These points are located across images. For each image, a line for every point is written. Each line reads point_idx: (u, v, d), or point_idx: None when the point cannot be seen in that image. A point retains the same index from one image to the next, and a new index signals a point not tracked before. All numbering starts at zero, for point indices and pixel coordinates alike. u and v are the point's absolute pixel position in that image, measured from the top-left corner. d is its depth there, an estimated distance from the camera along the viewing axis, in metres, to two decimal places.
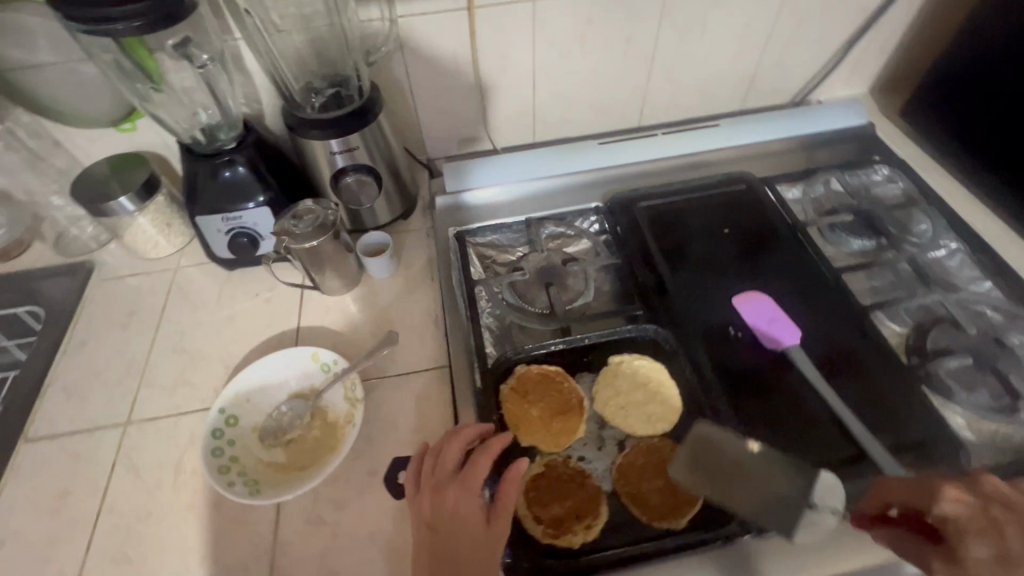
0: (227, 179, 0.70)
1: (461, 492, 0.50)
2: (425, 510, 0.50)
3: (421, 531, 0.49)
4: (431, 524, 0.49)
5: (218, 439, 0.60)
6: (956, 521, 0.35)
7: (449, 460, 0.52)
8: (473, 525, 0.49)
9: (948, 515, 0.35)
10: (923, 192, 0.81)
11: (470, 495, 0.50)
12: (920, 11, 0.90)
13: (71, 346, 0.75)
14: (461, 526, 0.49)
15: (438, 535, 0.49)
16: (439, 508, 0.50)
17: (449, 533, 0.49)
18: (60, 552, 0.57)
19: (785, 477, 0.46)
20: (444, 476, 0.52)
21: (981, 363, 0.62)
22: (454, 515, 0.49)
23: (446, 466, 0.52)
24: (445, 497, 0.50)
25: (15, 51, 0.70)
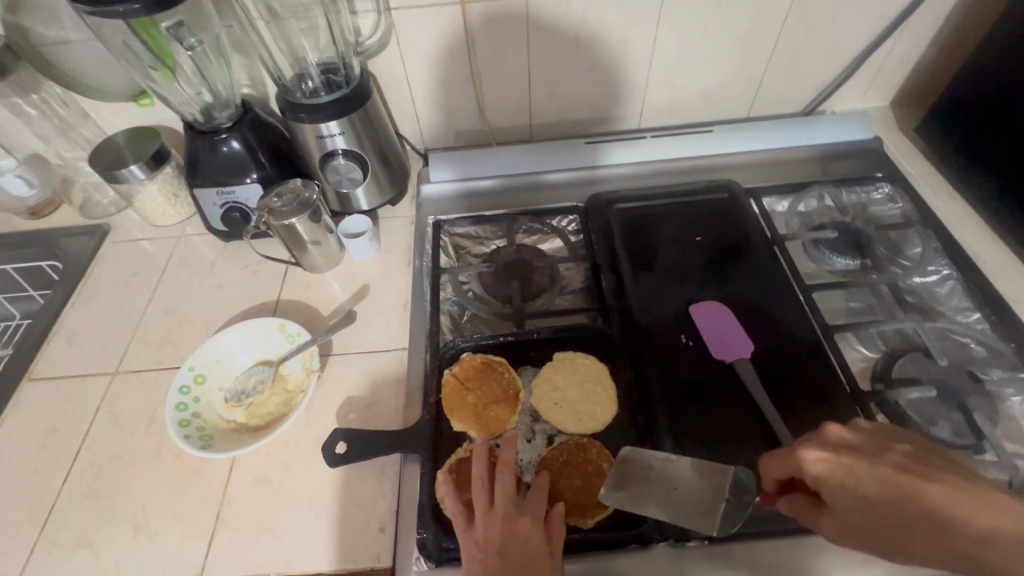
0: (224, 155, 0.75)
1: (528, 520, 0.49)
2: (493, 537, 0.48)
3: (490, 558, 0.46)
4: (501, 549, 0.47)
5: (184, 395, 0.65)
6: (828, 480, 0.42)
7: (507, 485, 0.50)
8: (540, 556, 0.47)
9: (820, 475, 0.42)
10: (923, 214, 0.77)
11: (537, 524, 0.49)
12: (944, 22, 0.85)
13: (80, 299, 0.82)
14: (532, 556, 0.47)
15: (511, 563, 0.46)
16: (509, 535, 0.48)
17: (520, 562, 0.46)
18: (42, 480, 0.64)
19: (702, 482, 0.51)
20: (506, 502, 0.50)
21: (948, 397, 0.58)
22: (524, 543, 0.47)
23: (504, 491, 0.50)
24: (514, 523, 0.48)
25: (46, 30, 0.77)
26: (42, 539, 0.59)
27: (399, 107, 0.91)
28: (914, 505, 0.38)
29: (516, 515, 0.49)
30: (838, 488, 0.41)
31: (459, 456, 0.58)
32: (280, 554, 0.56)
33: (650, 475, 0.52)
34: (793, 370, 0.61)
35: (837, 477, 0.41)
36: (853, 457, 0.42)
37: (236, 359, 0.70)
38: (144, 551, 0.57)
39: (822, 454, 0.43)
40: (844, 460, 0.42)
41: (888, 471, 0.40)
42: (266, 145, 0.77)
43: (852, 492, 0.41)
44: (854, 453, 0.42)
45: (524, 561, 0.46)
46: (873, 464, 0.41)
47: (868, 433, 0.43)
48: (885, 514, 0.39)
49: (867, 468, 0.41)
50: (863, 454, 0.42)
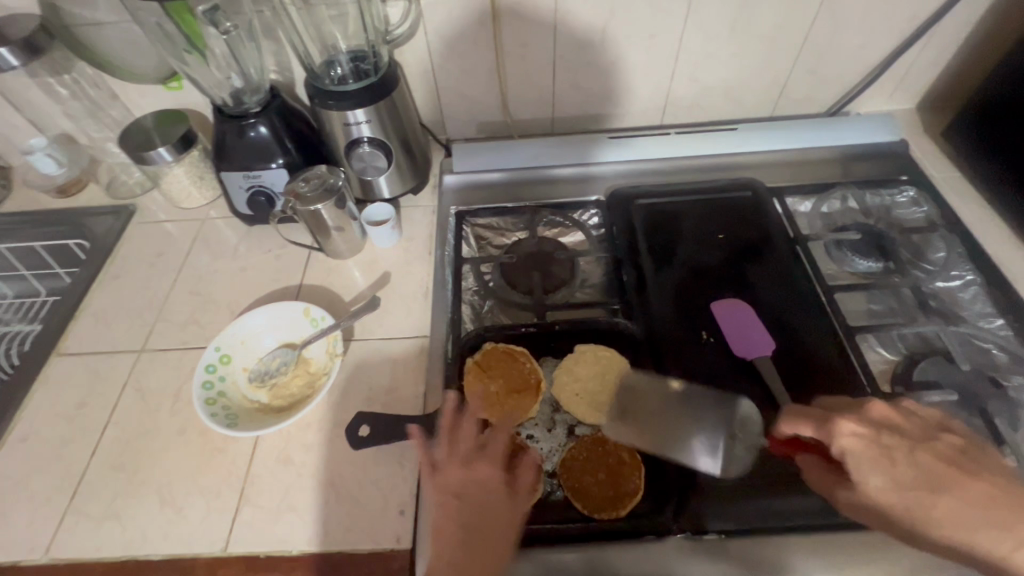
0: (252, 139, 0.75)
1: (488, 464, 0.50)
2: (451, 481, 0.49)
3: (450, 502, 0.47)
4: (458, 492, 0.48)
5: (210, 374, 0.66)
6: (855, 454, 0.43)
7: (470, 432, 0.52)
8: (497, 497, 0.48)
9: (848, 448, 0.43)
10: (948, 218, 0.76)
11: (497, 468, 0.50)
12: (976, 24, 0.84)
13: (107, 278, 0.84)
14: (490, 497, 0.48)
15: (466, 504, 0.47)
16: (469, 479, 0.49)
17: (477, 503, 0.47)
18: (70, 453, 0.65)
19: (701, 411, 0.57)
20: (469, 448, 0.51)
21: (968, 401, 0.58)
22: (483, 485, 0.49)
23: (467, 438, 0.52)
24: (475, 467, 0.50)
25: (79, 10, 0.78)
26: (71, 509, 0.61)
27: (424, 96, 0.91)
28: (945, 494, 0.40)
29: (477, 461, 0.50)
30: (871, 463, 0.42)
31: None
32: (303, 531, 0.57)
33: (665, 422, 0.57)
34: (813, 370, 0.61)
35: (869, 453, 0.43)
36: (890, 439, 0.43)
37: (261, 340, 0.71)
38: (170, 524, 0.59)
39: (859, 427, 0.44)
40: (881, 439, 0.43)
41: (928, 460, 0.41)
42: (293, 131, 0.78)
43: (881, 469, 0.42)
44: (894, 435, 0.44)
45: (481, 502, 0.47)
46: (911, 451, 0.42)
47: (911, 419, 0.45)
48: (909, 493, 0.41)
49: (904, 451, 0.42)
50: (902, 437, 0.43)
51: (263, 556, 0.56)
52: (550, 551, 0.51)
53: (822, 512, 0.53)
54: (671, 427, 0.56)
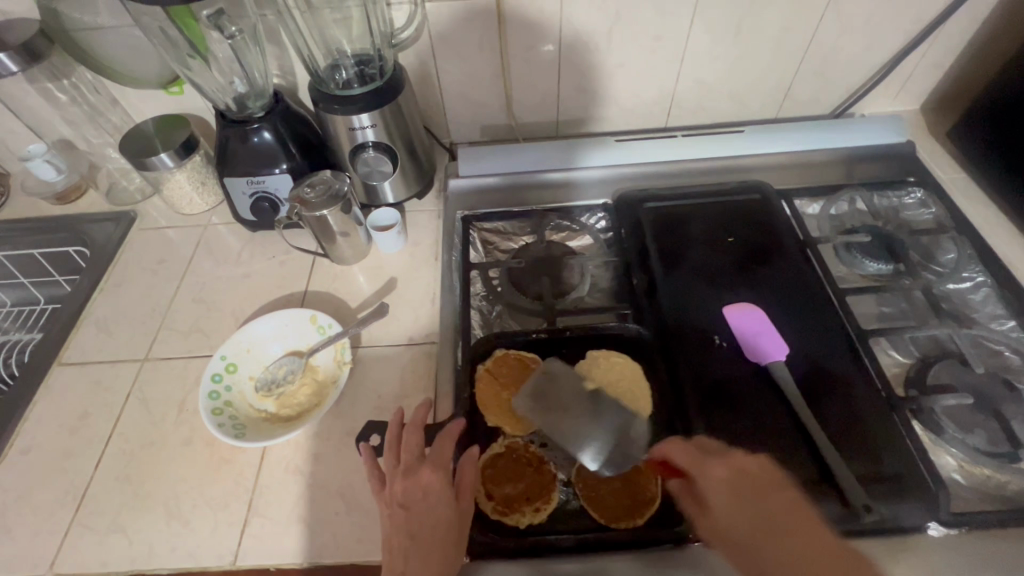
0: (255, 145, 0.75)
1: (428, 471, 0.51)
2: (397, 493, 0.50)
3: (395, 513, 0.49)
4: (404, 503, 0.49)
5: (216, 383, 0.65)
6: (716, 491, 0.47)
7: (413, 443, 0.53)
8: (440, 502, 0.49)
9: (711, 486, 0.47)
10: (956, 219, 0.76)
11: (437, 474, 0.50)
12: (981, 25, 0.84)
13: (108, 286, 0.82)
14: (432, 502, 0.49)
15: (408, 515, 0.48)
16: (410, 488, 0.50)
17: (421, 511, 0.48)
18: (74, 465, 0.64)
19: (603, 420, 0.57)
20: (411, 459, 0.52)
21: (983, 405, 0.58)
22: (424, 492, 0.49)
23: (410, 449, 0.53)
24: (415, 476, 0.50)
25: (79, 14, 0.77)
26: (75, 523, 0.60)
27: (428, 100, 0.91)
28: (783, 535, 0.43)
29: (419, 468, 0.51)
30: (727, 503, 0.46)
31: (493, 452, 0.57)
32: (312, 543, 0.56)
33: (569, 408, 0.57)
34: (827, 374, 0.60)
35: (729, 490, 0.46)
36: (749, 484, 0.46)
37: (267, 348, 0.70)
38: (176, 538, 0.58)
39: (726, 469, 0.47)
40: (743, 483, 0.46)
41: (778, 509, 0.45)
42: (297, 136, 0.77)
43: (735, 505, 0.45)
44: (755, 482, 0.47)
45: (422, 509, 0.48)
46: (764, 498, 0.45)
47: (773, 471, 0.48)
48: (756, 530, 0.44)
49: (766, 495, 0.46)
50: (761, 484, 0.46)
51: (273, 569, 0.55)
52: (566, 561, 0.51)
53: (843, 519, 0.51)
54: (577, 411, 0.57)
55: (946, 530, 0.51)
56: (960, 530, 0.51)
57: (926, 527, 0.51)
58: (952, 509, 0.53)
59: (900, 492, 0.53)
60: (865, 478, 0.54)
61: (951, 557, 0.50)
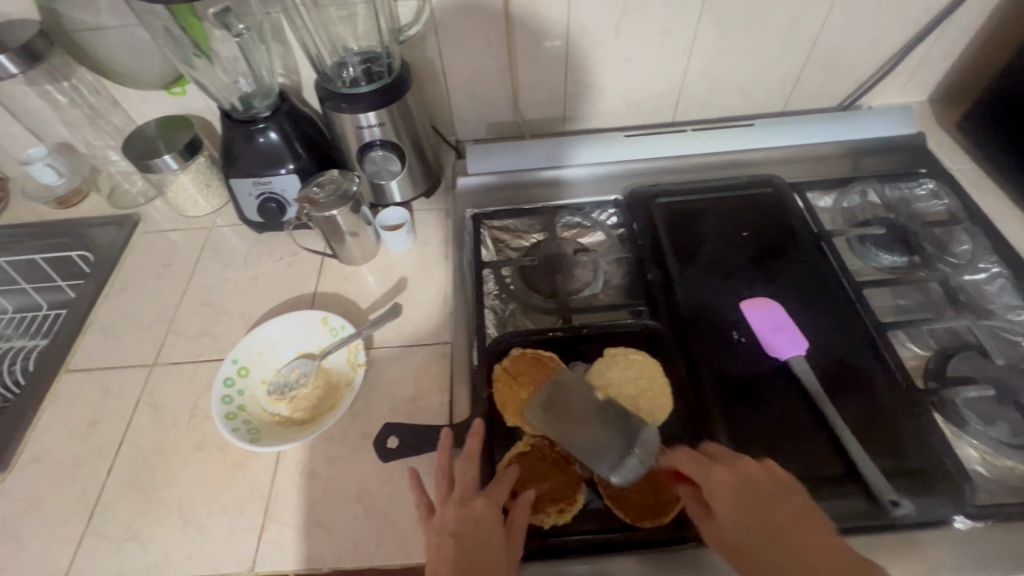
0: (261, 145, 0.74)
1: (485, 505, 0.49)
2: (448, 520, 0.48)
3: (445, 542, 0.46)
4: (456, 533, 0.47)
5: (228, 388, 0.64)
6: (722, 498, 0.46)
7: (469, 472, 0.51)
8: (493, 539, 0.47)
9: (717, 492, 0.47)
10: (969, 210, 0.76)
11: (493, 509, 0.49)
12: (989, 15, 0.84)
13: (113, 290, 0.81)
14: (486, 538, 0.47)
15: (460, 546, 0.46)
16: (464, 519, 0.48)
17: (473, 545, 0.46)
18: (84, 473, 0.63)
19: (614, 429, 0.54)
20: (466, 489, 0.50)
21: (1004, 396, 0.57)
22: (479, 526, 0.47)
23: (465, 479, 0.51)
24: (470, 508, 0.49)
25: (79, 14, 0.75)
26: (88, 532, 0.59)
27: (434, 98, 0.90)
28: (789, 537, 0.43)
29: (473, 500, 0.49)
30: (734, 511, 0.45)
31: (515, 452, 0.56)
32: (331, 548, 0.56)
33: (575, 416, 0.55)
34: (847, 368, 0.60)
35: (734, 495, 0.46)
36: (755, 492, 0.46)
37: (278, 352, 0.69)
38: (192, 545, 0.57)
39: (731, 474, 0.47)
40: (748, 487, 0.46)
41: (783, 515, 0.44)
42: (304, 135, 0.76)
43: (741, 512, 0.45)
44: (761, 489, 0.46)
45: (476, 544, 0.46)
46: (770, 502, 0.45)
47: (778, 477, 0.47)
48: (762, 532, 0.44)
49: (771, 503, 0.45)
50: (768, 491, 0.46)
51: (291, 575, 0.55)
52: (590, 562, 0.50)
53: (870, 513, 0.51)
54: (584, 419, 0.55)
55: (973, 523, 0.51)
56: (986, 522, 0.51)
57: (952, 520, 0.51)
58: (977, 502, 0.52)
59: (925, 485, 0.52)
60: (891, 471, 0.53)
61: (979, 550, 0.49)
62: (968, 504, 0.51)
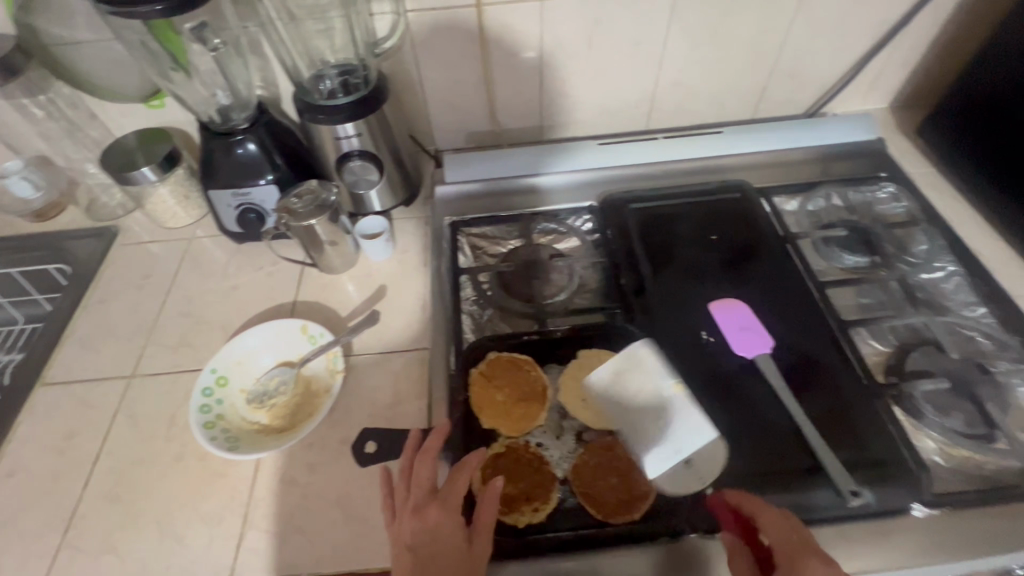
0: (240, 156, 0.74)
1: (438, 513, 0.49)
2: (406, 532, 0.49)
3: (402, 554, 0.48)
4: (412, 544, 0.48)
5: (207, 398, 0.64)
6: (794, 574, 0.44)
7: (424, 477, 0.52)
8: (451, 545, 0.48)
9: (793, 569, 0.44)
10: (927, 212, 0.79)
11: (446, 516, 0.49)
12: (942, 26, 0.88)
13: (91, 303, 0.81)
14: (441, 546, 0.48)
15: (416, 557, 0.47)
16: (420, 528, 0.49)
17: (429, 555, 0.48)
18: (61, 485, 0.63)
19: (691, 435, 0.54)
20: (421, 498, 0.51)
21: (959, 389, 0.60)
22: (434, 535, 0.48)
23: (421, 482, 0.52)
24: (425, 516, 0.50)
25: (57, 29, 0.76)
26: (65, 545, 0.58)
27: (412, 108, 0.91)
28: None
29: (429, 506, 0.50)
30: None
31: (494, 452, 0.57)
32: (311, 553, 0.56)
33: (642, 404, 0.56)
34: (813, 365, 0.62)
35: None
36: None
37: (257, 360, 0.70)
38: (171, 555, 0.57)
39: (820, 565, 0.43)
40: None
41: None
42: (283, 146, 0.77)
43: None
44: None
45: (431, 554, 0.47)
46: None
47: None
48: None
49: None
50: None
51: None
52: (565, 560, 0.51)
53: (833, 505, 0.53)
54: (649, 409, 0.56)
55: (930, 510, 0.53)
56: (943, 510, 0.53)
57: (910, 508, 0.53)
58: (934, 491, 0.55)
59: (885, 476, 0.54)
60: (851, 463, 0.55)
61: (934, 536, 0.52)
62: (923, 492, 0.53)
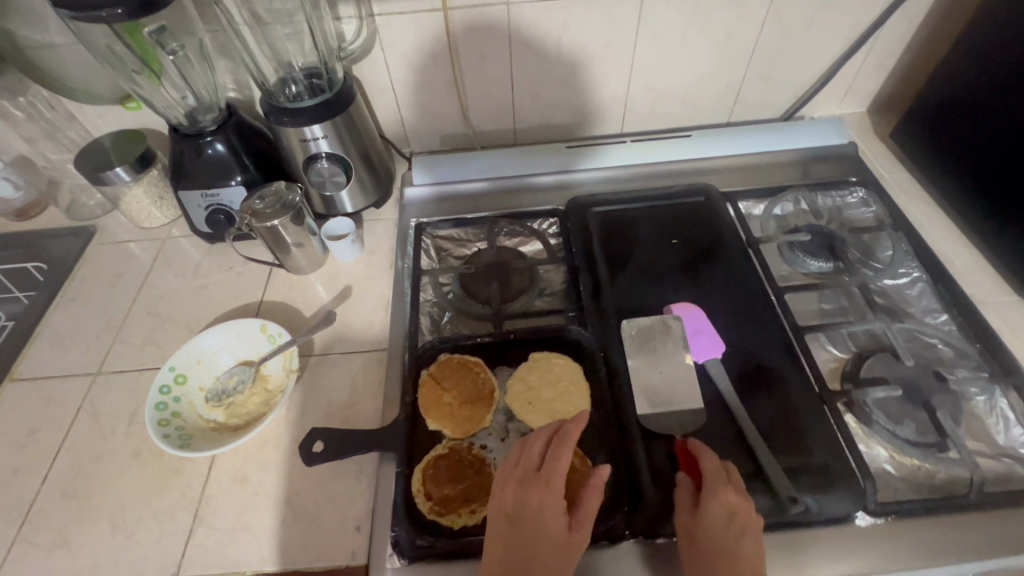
0: (210, 157, 0.75)
1: (544, 492, 0.49)
2: (505, 501, 0.49)
3: (501, 524, 0.48)
4: (512, 516, 0.48)
5: (164, 395, 0.65)
6: (724, 500, 0.49)
7: (533, 453, 0.52)
8: (554, 527, 0.48)
9: (724, 497, 0.49)
10: (895, 218, 0.78)
11: (552, 495, 0.49)
12: (918, 28, 0.87)
13: (64, 301, 0.83)
14: (544, 526, 0.48)
15: (518, 531, 0.48)
16: (521, 502, 0.49)
17: (529, 532, 0.48)
18: (22, 479, 0.64)
19: (681, 391, 0.61)
20: (527, 471, 0.51)
21: (912, 396, 0.60)
22: (538, 512, 0.48)
23: (529, 458, 0.52)
24: (528, 492, 0.49)
25: (34, 34, 0.78)
26: (20, 538, 0.60)
27: (385, 110, 0.92)
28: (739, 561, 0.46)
29: (532, 483, 0.50)
30: (718, 508, 0.49)
31: (436, 453, 0.58)
32: (257, 551, 0.56)
33: (659, 361, 0.63)
34: (763, 370, 0.62)
35: (728, 512, 0.48)
36: (742, 519, 0.48)
37: (218, 359, 0.71)
38: (122, 550, 0.58)
39: (737, 498, 0.49)
40: (741, 518, 0.48)
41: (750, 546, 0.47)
42: (252, 148, 0.78)
43: (722, 519, 0.48)
44: (744, 518, 0.48)
45: (532, 531, 0.47)
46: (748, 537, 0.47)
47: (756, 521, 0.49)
48: (722, 550, 0.46)
49: (744, 535, 0.47)
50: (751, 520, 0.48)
51: None
52: None
53: (772, 511, 0.53)
54: (663, 366, 0.63)
55: (873, 519, 0.53)
56: (886, 518, 0.53)
57: (853, 516, 0.53)
58: (880, 500, 0.54)
59: (827, 483, 0.54)
60: (796, 471, 0.55)
61: (876, 545, 0.51)
62: (864, 499, 0.53)
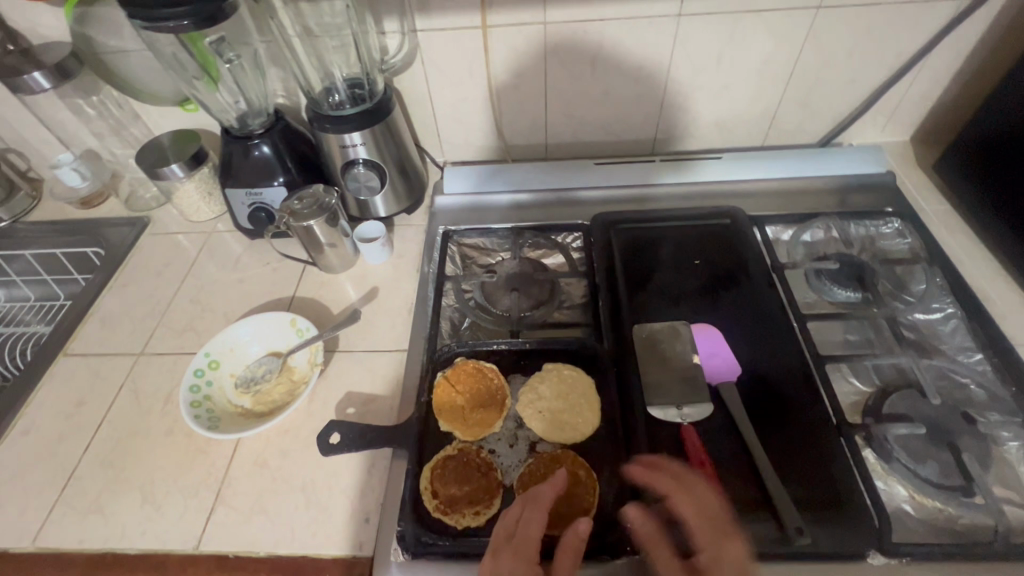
0: (256, 158, 0.80)
1: (516, 557, 0.48)
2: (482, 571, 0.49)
3: None
4: None
5: (198, 378, 0.70)
6: (725, 555, 0.48)
7: (508, 518, 0.52)
8: None
9: (726, 553, 0.48)
10: (931, 251, 0.76)
11: (522, 559, 0.48)
12: (965, 58, 0.85)
13: (117, 285, 0.89)
14: None
15: None
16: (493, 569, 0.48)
17: None
18: (67, 446, 0.69)
19: (687, 389, 0.63)
20: (502, 538, 0.51)
21: (937, 436, 0.57)
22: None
23: (504, 523, 0.52)
24: (500, 559, 0.48)
25: (108, 39, 0.85)
26: (61, 501, 0.64)
27: (421, 121, 0.95)
28: None
29: (505, 548, 0.49)
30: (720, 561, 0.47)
31: (445, 453, 0.60)
32: (271, 533, 0.59)
33: (671, 367, 0.65)
34: (778, 398, 0.62)
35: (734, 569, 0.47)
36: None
37: (249, 349, 0.75)
38: (148, 520, 0.62)
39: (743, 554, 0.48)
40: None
41: None
42: (295, 152, 0.83)
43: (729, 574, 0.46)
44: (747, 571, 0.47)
45: None
46: None
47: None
48: None
49: None
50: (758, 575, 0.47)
51: (231, 555, 0.58)
52: None
53: (777, 541, 0.52)
54: (675, 376, 0.64)
55: (886, 559, 0.51)
56: (900, 560, 0.51)
57: (866, 554, 0.51)
58: (896, 540, 0.52)
59: (841, 519, 0.53)
60: (803, 501, 0.55)
61: None
62: (877, 536, 0.52)
